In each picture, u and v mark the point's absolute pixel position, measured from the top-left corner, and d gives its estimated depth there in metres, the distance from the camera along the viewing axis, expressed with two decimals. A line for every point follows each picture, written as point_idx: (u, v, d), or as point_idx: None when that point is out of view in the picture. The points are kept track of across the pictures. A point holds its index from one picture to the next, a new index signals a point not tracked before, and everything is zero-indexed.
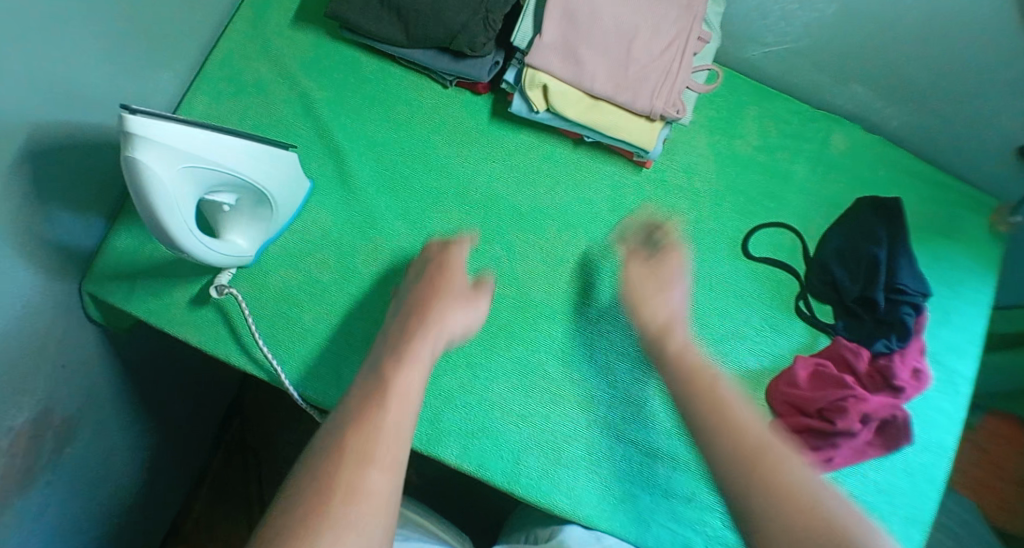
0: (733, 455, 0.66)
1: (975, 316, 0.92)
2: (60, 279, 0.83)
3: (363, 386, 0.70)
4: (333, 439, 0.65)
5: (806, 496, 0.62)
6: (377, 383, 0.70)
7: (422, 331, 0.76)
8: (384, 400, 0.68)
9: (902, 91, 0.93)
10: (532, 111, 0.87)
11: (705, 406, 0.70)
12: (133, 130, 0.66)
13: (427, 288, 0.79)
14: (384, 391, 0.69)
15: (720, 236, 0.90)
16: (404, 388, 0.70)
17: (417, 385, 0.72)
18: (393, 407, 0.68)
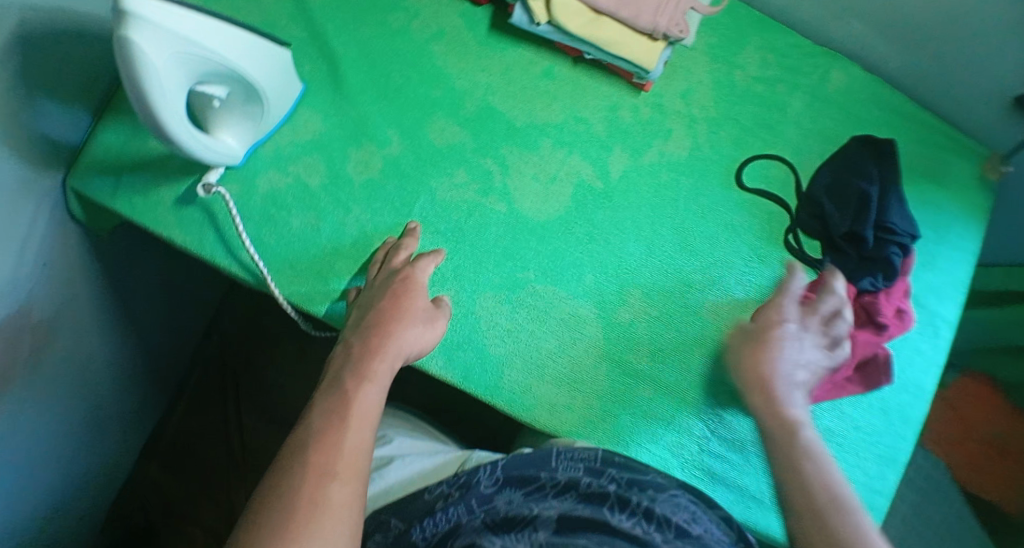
0: (806, 496, 0.68)
1: (960, 261, 0.93)
2: (44, 171, 0.81)
3: (351, 358, 0.72)
4: (289, 479, 0.61)
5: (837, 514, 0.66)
6: (331, 407, 0.67)
7: (381, 339, 0.73)
8: (343, 425, 0.66)
9: (904, 30, 0.92)
10: (533, 23, 0.85)
11: (780, 436, 0.74)
12: (128, 8, 0.64)
13: (388, 301, 0.76)
14: (344, 409, 0.67)
15: (714, 164, 0.90)
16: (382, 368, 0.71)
17: (376, 403, 0.69)
18: (350, 430, 0.65)
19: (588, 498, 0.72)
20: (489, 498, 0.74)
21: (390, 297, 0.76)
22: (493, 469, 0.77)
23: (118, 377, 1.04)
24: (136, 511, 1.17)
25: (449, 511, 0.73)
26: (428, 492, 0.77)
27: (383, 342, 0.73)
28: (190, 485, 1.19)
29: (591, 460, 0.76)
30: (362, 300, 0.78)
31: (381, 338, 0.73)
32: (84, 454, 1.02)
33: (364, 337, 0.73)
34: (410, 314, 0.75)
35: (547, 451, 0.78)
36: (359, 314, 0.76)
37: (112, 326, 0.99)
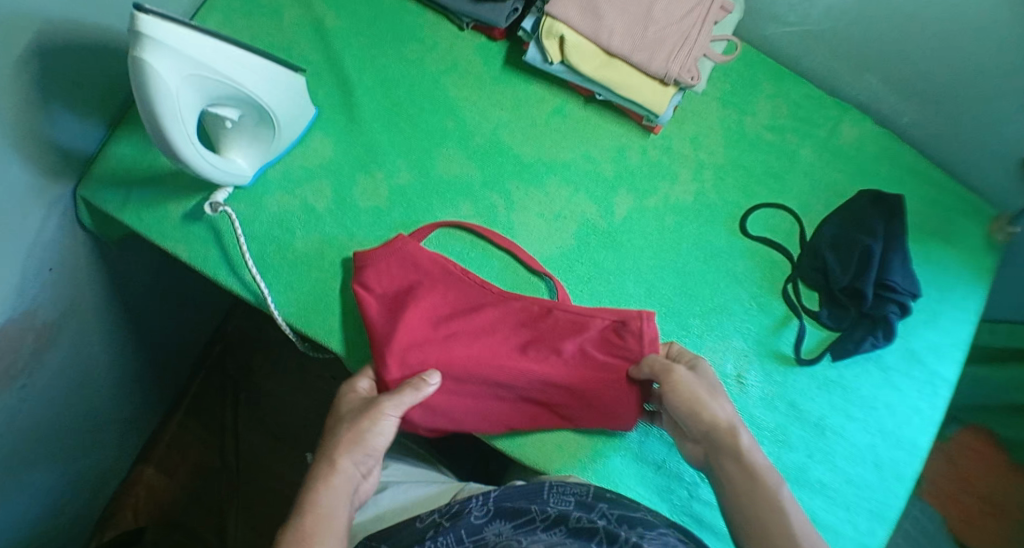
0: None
1: (962, 321, 0.91)
2: (56, 181, 0.82)
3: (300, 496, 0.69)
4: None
5: (789, 545, 0.64)
6: (308, 527, 0.66)
7: (348, 447, 0.72)
8: (309, 543, 0.65)
9: (916, 86, 0.92)
10: (546, 62, 0.86)
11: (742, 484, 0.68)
12: (143, 30, 0.66)
13: (363, 418, 0.73)
14: (320, 518, 0.67)
15: (719, 210, 0.90)
16: (342, 479, 0.70)
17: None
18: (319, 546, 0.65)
19: (577, 532, 0.69)
20: (479, 529, 0.72)
21: (357, 415, 0.74)
22: (485, 500, 0.76)
23: (115, 385, 1.04)
24: (126, 516, 1.15)
25: (439, 540, 0.72)
26: (419, 520, 0.76)
27: (355, 454, 0.72)
28: (185, 494, 1.19)
29: (582, 495, 0.75)
30: (337, 417, 0.76)
31: (348, 448, 0.72)
32: (77, 461, 1.02)
33: (326, 457, 0.71)
34: (386, 419, 0.74)
35: (539, 485, 0.77)
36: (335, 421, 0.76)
37: (114, 334, 0.99)
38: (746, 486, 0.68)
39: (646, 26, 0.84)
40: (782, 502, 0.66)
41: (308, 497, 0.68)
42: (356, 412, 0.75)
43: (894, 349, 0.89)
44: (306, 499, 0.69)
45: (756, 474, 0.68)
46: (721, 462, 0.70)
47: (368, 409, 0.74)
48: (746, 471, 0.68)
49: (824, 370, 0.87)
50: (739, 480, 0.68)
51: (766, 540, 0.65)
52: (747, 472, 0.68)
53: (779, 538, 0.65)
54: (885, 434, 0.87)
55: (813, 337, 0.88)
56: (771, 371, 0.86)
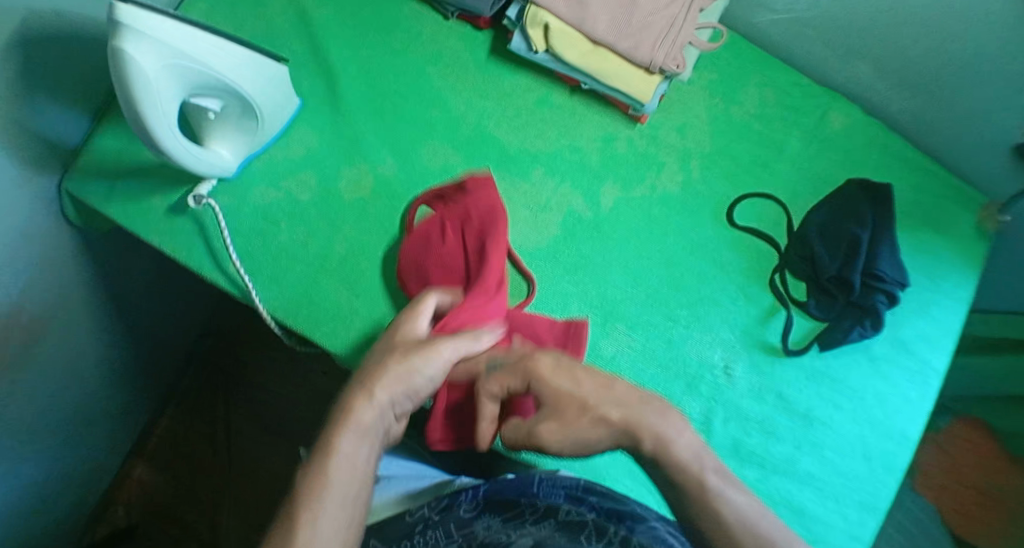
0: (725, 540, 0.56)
1: (951, 310, 0.91)
2: (39, 175, 0.82)
3: (332, 413, 0.64)
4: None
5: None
6: (334, 451, 0.60)
7: (392, 388, 0.65)
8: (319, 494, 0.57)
9: (905, 73, 0.91)
10: (531, 51, 0.86)
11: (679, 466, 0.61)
12: (122, 20, 0.65)
13: (417, 352, 0.67)
14: (343, 471, 0.60)
15: (707, 200, 0.90)
16: (377, 417, 0.64)
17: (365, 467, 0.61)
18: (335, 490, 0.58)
19: (567, 525, 0.68)
20: (468, 523, 0.72)
21: (413, 348, 0.67)
22: (474, 493, 0.76)
23: (105, 379, 1.04)
24: (119, 510, 1.16)
25: (427, 534, 0.71)
26: (409, 515, 0.76)
27: (397, 392, 0.65)
28: (175, 489, 1.19)
29: (571, 488, 0.75)
30: (390, 346, 0.68)
31: (392, 384, 0.65)
32: (67, 456, 1.02)
33: (370, 388, 0.64)
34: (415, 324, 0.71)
35: (530, 477, 0.77)
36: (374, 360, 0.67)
37: (102, 327, 0.99)
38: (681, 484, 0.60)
39: (632, 15, 0.84)
40: (728, 494, 0.58)
41: (328, 441, 0.61)
42: (409, 350, 0.67)
43: (883, 339, 0.89)
44: (337, 423, 0.62)
45: (682, 463, 0.60)
46: (648, 457, 0.63)
47: (424, 347, 0.67)
48: (677, 463, 0.61)
49: (813, 361, 0.87)
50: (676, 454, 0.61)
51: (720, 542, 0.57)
52: (672, 468, 0.61)
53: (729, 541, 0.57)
54: (874, 424, 0.86)
55: (800, 328, 0.88)
56: (759, 362, 0.86)
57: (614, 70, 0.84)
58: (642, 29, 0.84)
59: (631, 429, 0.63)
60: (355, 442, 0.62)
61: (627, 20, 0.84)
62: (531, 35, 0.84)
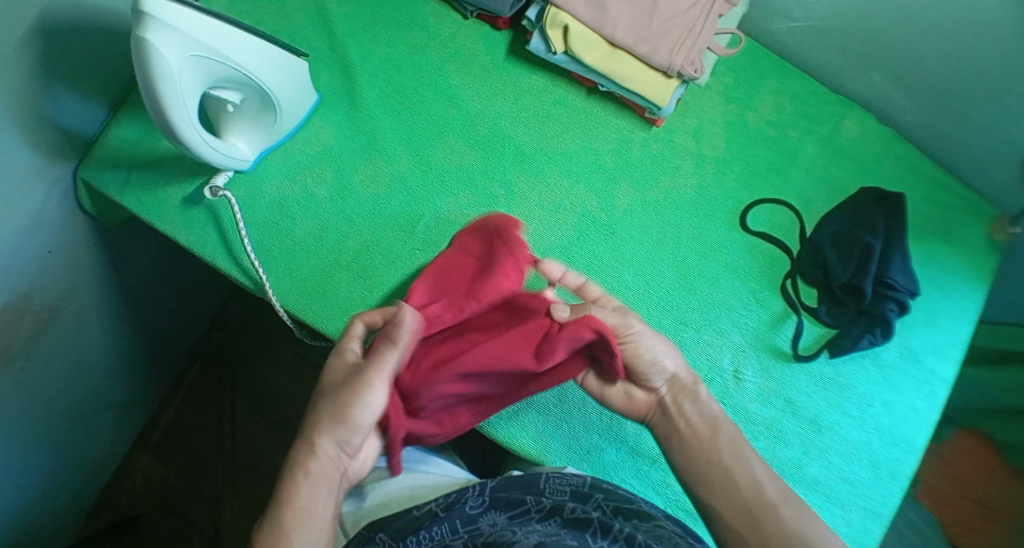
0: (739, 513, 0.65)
1: (961, 320, 0.91)
2: (57, 162, 0.82)
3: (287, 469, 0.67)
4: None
5: (756, 496, 0.65)
6: (292, 508, 0.65)
7: (328, 435, 0.67)
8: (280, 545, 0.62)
9: (920, 84, 0.92)
10: (550, 52, 0.86)
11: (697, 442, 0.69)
12: (148, 11, 0.65)
13: (347, 390, 0.67)
14: (295, 519, 0.64)
15: (720, 204, 0.90)
16: (323, 462, 0.67)
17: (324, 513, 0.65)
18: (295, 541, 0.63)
19: (572, 523, 0.69)
20: (474, 519, 0.73)
21: (345, 385, 0.67)
22: (481, 489, 0.75)
23: (113, 368, 1.04)
24: (123, 500, 1.16)
25: (434, 530, 0.72)
26: (416, 510, 0.75)
27: (334, 435, 0.67)
28: (180, 480, 1.19)
29: (578, 485, 0.75)
30: (323, 388, 0.69)
31: (333, 429, 0.67)
32: (73, 444, 1.02)
33: (306, 441, 0.67)
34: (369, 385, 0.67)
35: (536, 475, 0.77)
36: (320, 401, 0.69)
37: (113, 317, 0.99)
38: (708, 437, 0.69)
39: (651, 18, 0.84)
40: (744, 451, 0.68)
41: (287, 491, 0.66)
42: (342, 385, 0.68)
43: (892, 347, 0.89)
44: (287, 485, 0.66)
45: (710, 418, 0.70)
46: (681, 411, 0.71)
47: (353, 380, 0.67)
48: (707, 418, 0.70)
49: (821, 367, 0.87)
50: (699, 427, 0.69)
51: (733, 492, 0.66)
52: (704, 418, 0.70)
53: (738, 486, 0.66)
54: (881, 432, 0.87)
55: (810, 334, 0.88)
56: (769, 366, 0.86)
57: (631, 72, 0.85)
58: (661, 32, 0.84)
59: (673, 396, 0.72)
60: (310, 489, 0.66)
61: (646, 23, 0.84)
62: (550, 36, 0.85)
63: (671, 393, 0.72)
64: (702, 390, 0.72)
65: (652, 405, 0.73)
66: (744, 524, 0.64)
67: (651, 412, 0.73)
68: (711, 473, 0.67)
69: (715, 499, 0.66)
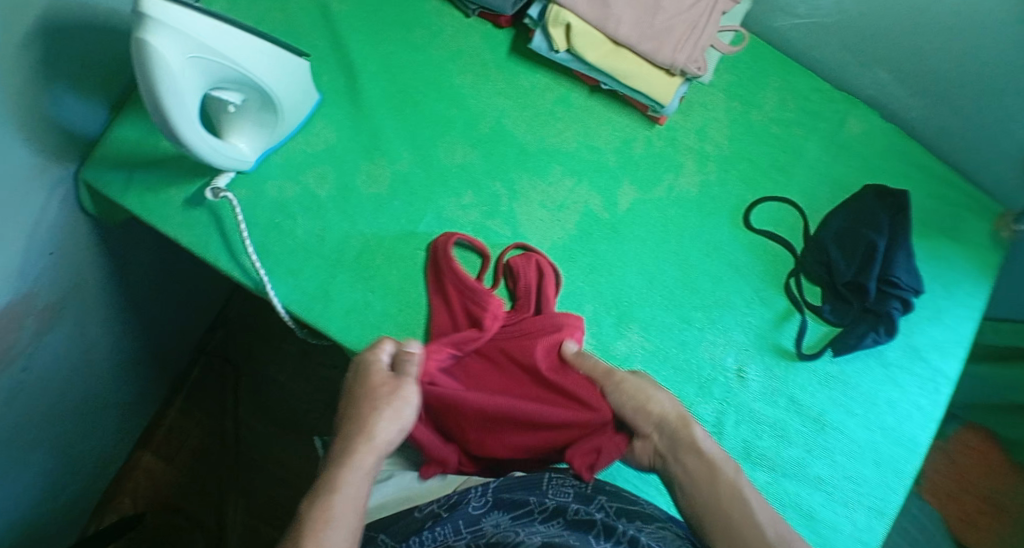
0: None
1: (965, 318, 0.91)
2: (58, 162, 0.82)
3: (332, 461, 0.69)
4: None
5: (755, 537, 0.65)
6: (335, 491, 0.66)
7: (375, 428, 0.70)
8: (328, 524, 0.62)
9: (925, 80, 0.91)
10: (552, 50, 0.86)
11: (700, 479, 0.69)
12: (149, 12, 0.65)
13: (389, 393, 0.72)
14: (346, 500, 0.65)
15: (724, 203, 0.90)
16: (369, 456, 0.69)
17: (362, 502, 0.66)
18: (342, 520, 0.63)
19: (575, 524, 0.68)
20: (477, 520, 0.72)
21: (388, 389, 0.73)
22: (484, 489, 0.75)
23: (116, 369, 1.04)
24: (125, 499, 1.16)
25: (436, 531, 0.71)
26: (418, 510, 0.75)
27: (379, 431, 0.70)
28: (182, 479, 1.19)
29: (582, 487, 0.74)
30: (364, 391, 0.73)
31: (382, 422, 0.71)
32: (77, 444, 1.02)
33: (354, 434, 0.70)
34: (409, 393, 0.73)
35: (539, 476, 0.75)
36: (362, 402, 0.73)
37: (115, 317, 0.99)
38: (707, 479, 0.69)
39: (654, 15, 0.84)
40: (744, 492, 0.68)
41: (332, 478, 0.67)
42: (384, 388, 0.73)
43: (896, 345, 0.89)
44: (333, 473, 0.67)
45: (712, 462, 0.70)
46: (680, 458, 0.71)
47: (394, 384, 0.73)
48: (707, 463, 0.70)
49: (825, 366, 0.87)
50: (698, 471, 0.70)
51: (733, 536, 0.65)
52: (705, 463, 0.70)
53: (737, 528, 0.66)
54: (885, 431, 0.86)
55: (815, 332, 0.88)
56: (772, 365, 0.86)
57: (634, 70, 0.84)
58: (664, 29, 0.84)
59: (671, 445, 0.72)
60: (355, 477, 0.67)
61: (650, 20, 0.84)
62: (553, 34, 0.84)
63: (664, 441, 0.73)
64: (697, 433, 0.72)
65: (652, 455, 0.74)
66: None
67: (653, 461, 0.74)
68: (712, 510, 0.67)
69: (717, 538, 0.66)
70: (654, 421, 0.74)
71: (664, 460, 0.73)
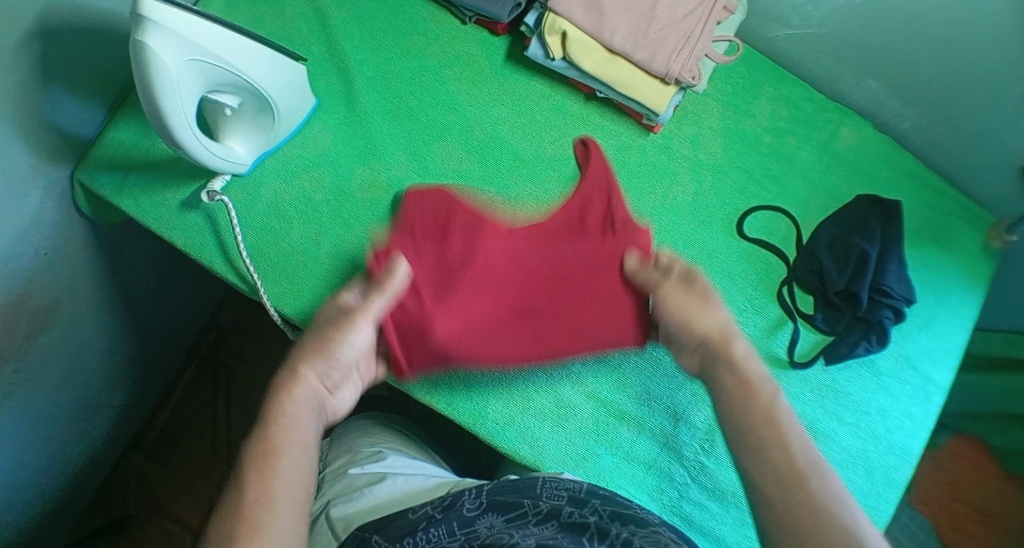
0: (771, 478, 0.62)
1: (956, 327, 0.91)
2: (53, 164, 0.82)
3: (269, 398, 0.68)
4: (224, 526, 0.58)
5: (788, 463, 0.62)
6: (278, 426, 0.65)
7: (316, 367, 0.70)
8: (276, 456, 0.63)
9: (916, 91, 0.92)
10: (547, 58, 0.87)
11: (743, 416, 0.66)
12: (147, 15, 0.65)
13: (334, 328, 0.73)
14: (284, 428, 0.65)
15: (717, 211, 0.91)
16: (306, 390, 0.69)
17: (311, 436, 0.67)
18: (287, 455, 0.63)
19: (569, 527, 0.68)
20: (471, 521, 0.72)
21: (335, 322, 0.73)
22: (478, 492, 0.75)
23: (109, 370, 1.04)
24: (115, 501, 1.16)
25: (430, 531, 0.71)
26: (412, 512, 0.75)
27: (319, 366, 0.71)
28: (173, 481, 1.19)
29: (575, 490, 0.75)
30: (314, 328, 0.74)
31: (315, 360, 0.71)
32: (68, 446, 1.02)
33: (290, 368, 0.70)
34: (359, 330, 0.73)
35: (532, 479, 0.77)
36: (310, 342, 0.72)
37: (109, 318, 0.99)
38: (744, 399, 0.67)
39: (649, 24, 0.84)
40: (782, 416, 0.66)
41: (274, 410, 0.67)
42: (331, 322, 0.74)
43: (888, 354, 0.90)
44: (269, 407, 0.67)
45: (748, 379, 0.68)
46: (717, 370, 0.71)
47: (345, 316, 0.74)
48: (744, 381, 0.68)
49: (817, 373, 0.87)
50: (733, 391, 0.68)
51: (770, 460, 0.63)
52: (740, 382, 0.68)
53: (773, 452, 0.63)
54: (876, 439, 0.87)
55: (806, 341, 0.88)
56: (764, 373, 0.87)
57: (629, 78, 0.85)
58: (659, 38, 0.84)
59: (711, 354, 0.72)
60: (298, 410, 0.68)
61: (644, 29, 0.84)
62: (549, 42, 0.85)
63: (707, 350, 0.73)
64: (741, 351, 0.71)
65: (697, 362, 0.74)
66: (774, 489, 0.61)
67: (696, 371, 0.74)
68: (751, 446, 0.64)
69: (749, 461, 0.64)
70: (701, 331, 0.73)
71: (706, 369, 0.73)
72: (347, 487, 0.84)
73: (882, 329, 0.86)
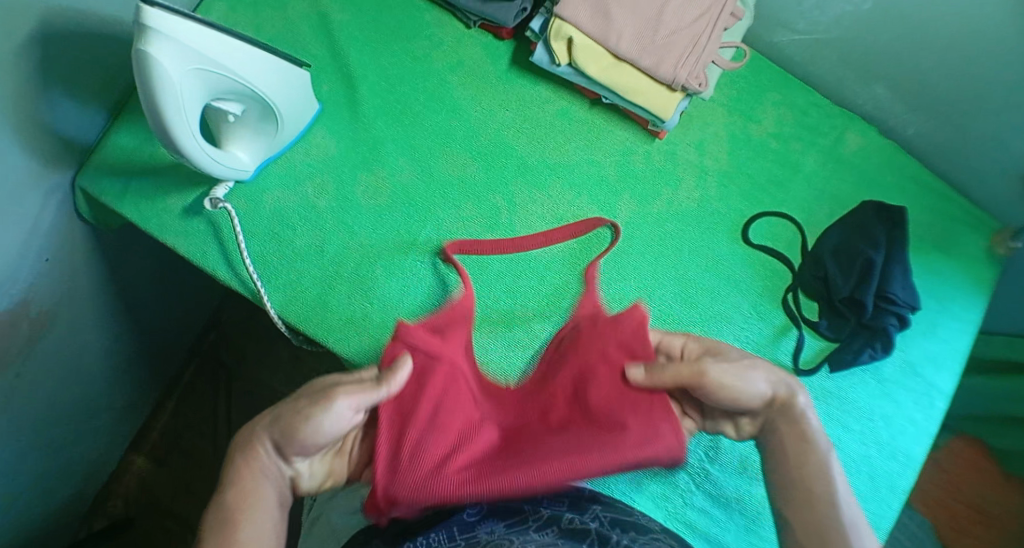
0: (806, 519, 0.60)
1: (960, 333, 0.91)
2: (53, 170, 0.81)
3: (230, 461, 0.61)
4: None
5: (826, 517, 0.60)
6: (235, 502, 0.59)
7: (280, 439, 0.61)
8: (230, 539, 0.57)
9: (922, 97, 0.92)
10: (553, 63, 0.86)
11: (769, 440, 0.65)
12: (149, 23, 0.65)
13: (311, 404, 0.61)
14: (242, 511, 0.58)
15: (722, 217, 0.90)
16: (268, 462, 0.61)
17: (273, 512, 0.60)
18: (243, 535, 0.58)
19: (570, 533, 0.68)
20: (471, 527, 0.70)
21: (310, 401, 0.61)
22: (480, 496, 0.74)
23: (109, 373, 1.03)
24: (116, 504, 1.16)
25: (429, 537, 0.69)
26: (413, 516, 0.75)
27: (281, 443, 0.61)
28: (174, 483, 1.18)
29: (576, 496, 0.75)
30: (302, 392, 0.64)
31: (279, 436, 0.61)
32: (68, 450, 1.01)
33: (252, 436, 0.62)
34: (331, 415, 0.61)
35: (535, 487, 0.75)
36: (286, 409, 0.62)
37: (110, 322, 0.98)
38: (794, 451, 0.63)
39: (656, 30, 0.84)
40: (829, 469, 0.62)
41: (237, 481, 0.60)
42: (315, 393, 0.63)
43: (892, 361, 0.89)
44: (229, 477, 0.60)
45: (803, 434, 0.64)
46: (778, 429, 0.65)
47: (320, 394, 0.62)
48: (799, 434, 0.64)
49: (822, 381, 0.87)
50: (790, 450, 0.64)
51: (809, 511, 0.60)
52: (796, 430, 0.64)
53: (816, 503, 0.60)
54: (880, 445, 0.86)
55: (811, 347, 0.88)
56: None
57: (635, 85, 0.85)
58: (667, 44, 0.84)
59: (770, 415, 0.66)
60: (255, 477, 0.60)
61: (652, 35, 0.84)
62: (556, 48, 0.84)
63: (767, 412, 0.66)
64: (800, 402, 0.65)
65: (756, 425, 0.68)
66: (810, 539, 0.59)
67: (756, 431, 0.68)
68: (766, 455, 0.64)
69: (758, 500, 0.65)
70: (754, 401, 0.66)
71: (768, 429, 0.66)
72: (349, 489, 0.83)
73: (887, 336, 0.86)
